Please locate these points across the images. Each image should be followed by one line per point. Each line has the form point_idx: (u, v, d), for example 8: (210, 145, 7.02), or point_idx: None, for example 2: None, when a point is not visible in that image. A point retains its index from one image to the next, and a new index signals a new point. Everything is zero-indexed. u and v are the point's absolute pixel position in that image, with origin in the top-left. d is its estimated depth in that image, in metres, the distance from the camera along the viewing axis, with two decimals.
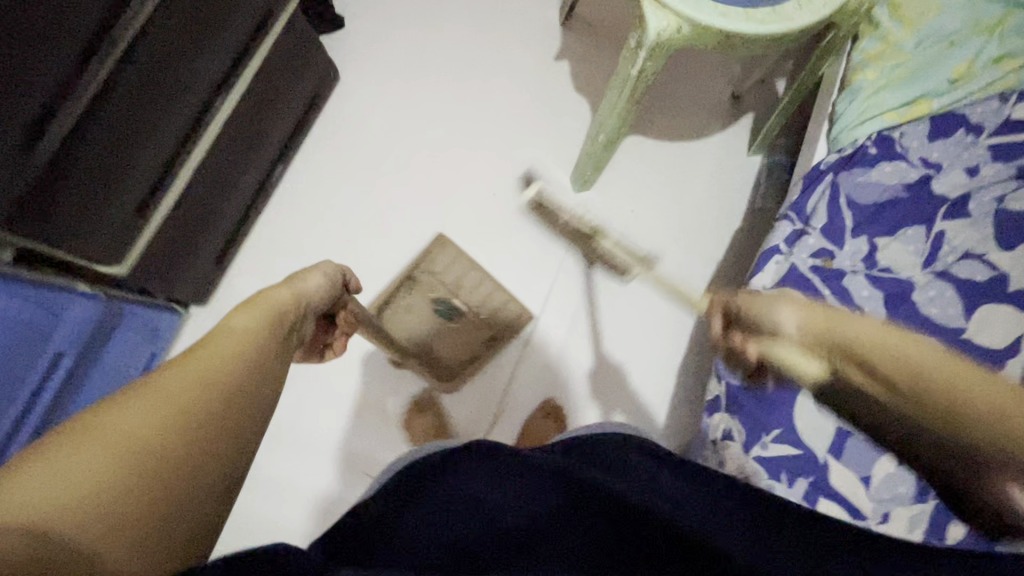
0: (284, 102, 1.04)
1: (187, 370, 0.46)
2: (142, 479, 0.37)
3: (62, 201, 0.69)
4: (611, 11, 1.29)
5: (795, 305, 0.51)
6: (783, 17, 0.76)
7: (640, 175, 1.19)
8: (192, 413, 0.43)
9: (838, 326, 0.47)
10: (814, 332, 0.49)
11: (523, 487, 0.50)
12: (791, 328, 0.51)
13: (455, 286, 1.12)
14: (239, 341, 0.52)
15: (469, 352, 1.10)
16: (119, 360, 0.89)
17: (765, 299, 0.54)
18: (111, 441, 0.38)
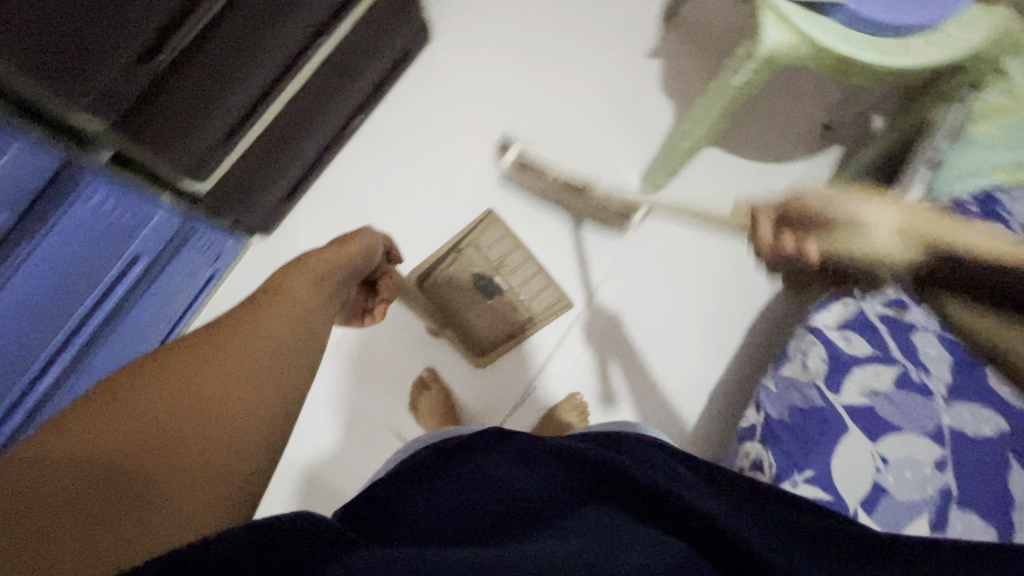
0: (379, 52, 1.05)
1: (191, 357, 0.53)
2: (161, 453, 0.45)
3: (164, 114, 0.73)
4: (715, 16, 1.25)
5: (882, 203, 0.53)
6: (909, 52, 0.72)
7: (716, 189, 1.17)
8: (198, 396, 0.49)
9: (935, 224, 0.50)
10: (910, 231, 0.52)
11: (547, 470, 0.50)
12: (881, 227, 0.53)
13: (498, 263, 1.09)
14: (290, 304, 0.62)
15: (506, 330, 1.11)
16: (179, 273, 0.93)
17: (850, 201, 0.55)
18: (126, 428, 0.45)
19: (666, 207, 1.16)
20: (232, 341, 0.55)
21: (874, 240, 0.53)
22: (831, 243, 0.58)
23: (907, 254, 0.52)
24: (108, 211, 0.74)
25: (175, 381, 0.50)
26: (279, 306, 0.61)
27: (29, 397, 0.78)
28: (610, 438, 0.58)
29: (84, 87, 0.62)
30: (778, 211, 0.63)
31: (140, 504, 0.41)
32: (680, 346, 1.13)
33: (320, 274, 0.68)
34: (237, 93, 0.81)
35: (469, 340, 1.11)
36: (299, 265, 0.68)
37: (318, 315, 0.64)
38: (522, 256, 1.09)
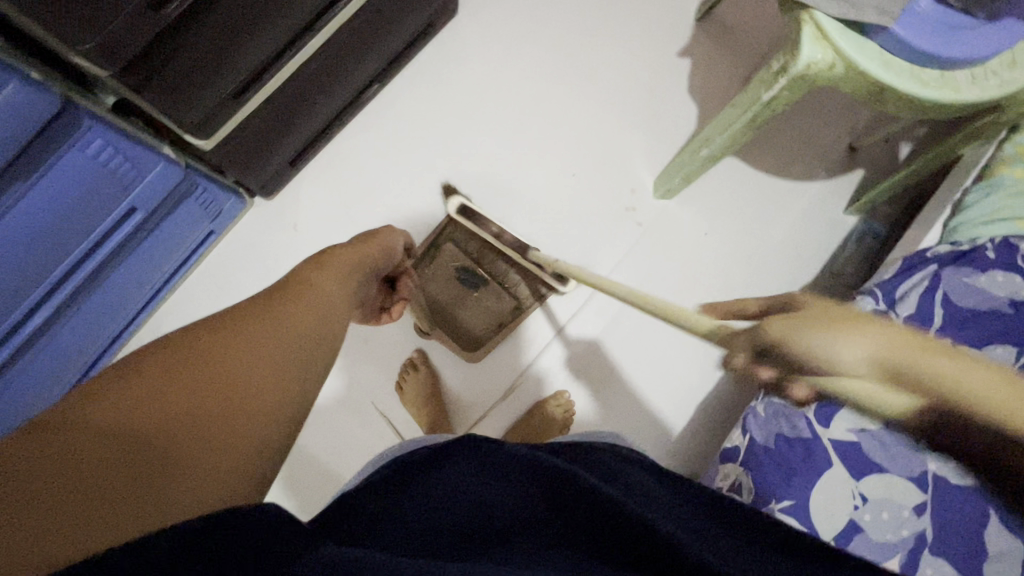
0: (401, 20, 1.01)
1: (206, 338, 0.52)
2: (182, 431, 0.43)
3: (173, 65, 0.71)
4: (750, 21, 1.21)
5: (859, 336, 0.37)
6: (948, 86, 0.69)
7: (727, 199, 1.14)
8: (213, 372, 0.48)
9: (933, 360, 0.36)
10: (890, 365, 0.37)
11: (509, 485, 0.51)
12: (863, 365, 0.38)
13: (478, 255, 1.11)
14: (313, 294, 0.62)
15: (495, 321, 1.11)
16: (178, 226, 0.92)
17: (844, 331, 0.38)
18: (144, 407, 0.44)
19: (676, 213, 1.14)
20: (255, 320, 0.56)
21: (864, 383, 0.39)
22: (865, 398, 0.40)
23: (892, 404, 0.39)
24: (107, 157, 0.71)
25: (201, 354, 0.50)
26: (302, 294, 0.62)
27: (11, 343, 0.77)
28: (575, 448, 0.61)
29: (96, 30, 0.59)
30: (757, 341, 0.41)
31: (167, 485, 0.39)
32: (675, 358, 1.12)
33: (344, 267, 0.69)
34: (249, 51, 0.78)
35: (457, 332, 1.10)
36: (323, 268, 0.67)
37: (341, 305, 0.64)
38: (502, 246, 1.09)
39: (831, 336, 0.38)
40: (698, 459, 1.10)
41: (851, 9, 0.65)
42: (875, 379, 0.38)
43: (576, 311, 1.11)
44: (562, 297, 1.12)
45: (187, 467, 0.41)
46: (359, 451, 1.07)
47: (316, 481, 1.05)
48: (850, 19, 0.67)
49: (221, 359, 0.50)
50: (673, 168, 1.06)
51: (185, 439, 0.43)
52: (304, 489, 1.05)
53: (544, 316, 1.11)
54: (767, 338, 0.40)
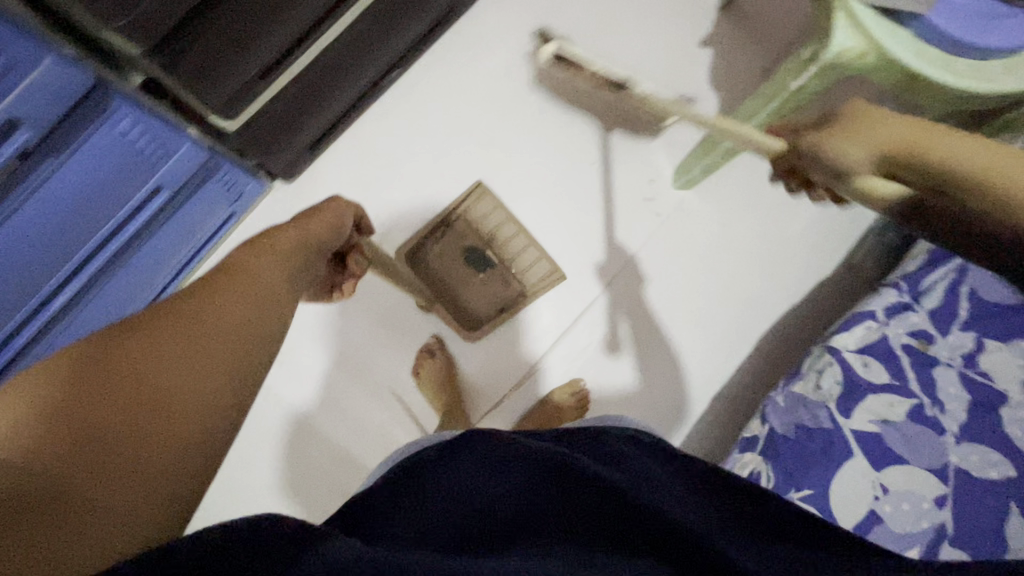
0: (422, 6, 1.01)
1: (146, 340, 0.52)
2: (109, 445, 0.44)
3: (200, 42, 0.70)
4: (773, 12, 1.19)
5: (870, 137, 0.47)
6: (981, 76, 0.68)
7: (747, 192, 1.14)
8: (148, 381, 0.49)
9: (927, 136, 0.44)
10: (889, 154, 0.46)
11: (512, 478, 0.51)
12: (869, 158, 0.47)
13: (490, 237, 1.10)
14: (262, 287, 0.62)
15: (497, 306, 1.10)
16: (199, 209, 0.92)
17: (872, 122, 0.48)
18: (74, 418, 0.45)
19: (694, 204, 1.14)
20: (204, 319, 0.55)
21: (860, 158, 0.48)
22: (839, 153, 0.49)
23: (863, 155, 0.48)
24: (134, 136, 0.72)
25: (138, 358, 0.50)
26: (250, 287, 0.61)
27: (36, 321, 0.78)
28: (588, 434, 0.60)
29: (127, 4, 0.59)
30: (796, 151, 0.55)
31: (88, 504, 0.41)
32: (687, 347, 1.12)
33: (285, 252, 0.68)
34: (274, 34, 0.78)
35: (462, 313, 1.11)
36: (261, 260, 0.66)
37: (284, 295, 0.64)
38: (514, 229, 1.09)
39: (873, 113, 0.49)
40: (711, 451, 1.11)
41: None
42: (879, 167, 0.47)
43: (592, 301, 1.12)
44: (578, 286, 1.12)
45: (110, 486, 0.42)
46: (375, 434, 1.08)
47: (333, 464, 1.06)
48: (884, 6, 0.67)
49: (146, 363, 0.49)
50: (694, 159, 1.05)
51: (108, 456, 0.44)
52: (321, 471, 1.06)
53: (559, 305, 1.12)
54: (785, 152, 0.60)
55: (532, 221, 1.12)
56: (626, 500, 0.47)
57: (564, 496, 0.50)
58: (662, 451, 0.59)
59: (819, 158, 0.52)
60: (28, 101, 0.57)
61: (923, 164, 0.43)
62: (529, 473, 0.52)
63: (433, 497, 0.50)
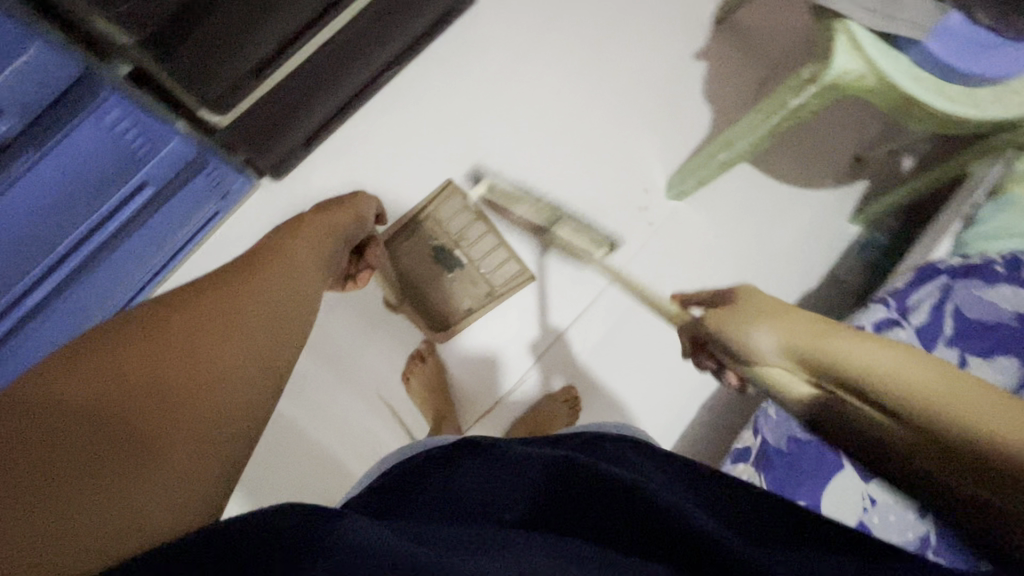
0: (422, 5, 0.99)
1: (208, 301, 0.64)
2: (191, 385, 0.56)
3: (195, 34, 0.68)
4: (768, 28, 1.21)
5: (770, 323, 0.47)
6: (972, 103, 0.71)
7: (736, 206, 1.16)
8: (217, 336, 0.61)
9: (822, 343, 0.43)
10: (796, 350, 0.45)
11: (512, 476, 0.52)
12: (770, 351, 0.47)
13: (458, 236, 1.09)
14: (291, 272, 0.74)
15: (465, 306, 1.09)
16: (184, 205, 0.88)
17: (744, 313, 0.49)
18: (163, 357, 0.56)
19: (686, 214, 1.15)
20: (250, 293, 0.67)
21: (768, 355, 0.47)
22: (749, 348, 0.48)
23: (772, 348, 0.46)
24: (119, 128, 0.68)
25: (201, 319, 0.62)
26: (280, 271, 0.72)
27: (11, 315, 0.74)
28: (591, 439, 0.60)
29: None
30: (693, 331, 0.57)
31: (180, 429, 0.52)
32: (673, 354, 1.14)
33: (319, 240, 0.80)
34: (272, 29, 0.76)
35: (430, 313, 1.09)
36: (259, 276, 0.70)
37: (313, 282, 0.76)
38: (484, 229, 1.09)
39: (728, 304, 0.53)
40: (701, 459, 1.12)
41: (887, 22, 0.67)
42: (798, 365, 0.45)
43: (584, 308, 1.13)
44: (572, 294, 1.12)
45: (192, 420, 0.53)
46: (363, 440, 1.06)
47: (318, 470, 1.04)
48: (885, 31, 0.69)
49: (210, 322, 0.61)
50: (687, 172, 1.07)
51: (190, 394, 0.55)
52: (306, 478, 1.03)
53: (553, 312, 1.12)
54: (693, 328, 0.56)
55: (527, 227, 1.12)
56: (623, 490, 0.47)
57: (557, 496, 0.50)
58: (664, 454, 0.58)
59: (718, 338, 0.51)
60: (13, 91, 0.54)
61: (832, 367, 0.42)
62: (527, 474, 0.52)
63: (430, 499, 0.52)
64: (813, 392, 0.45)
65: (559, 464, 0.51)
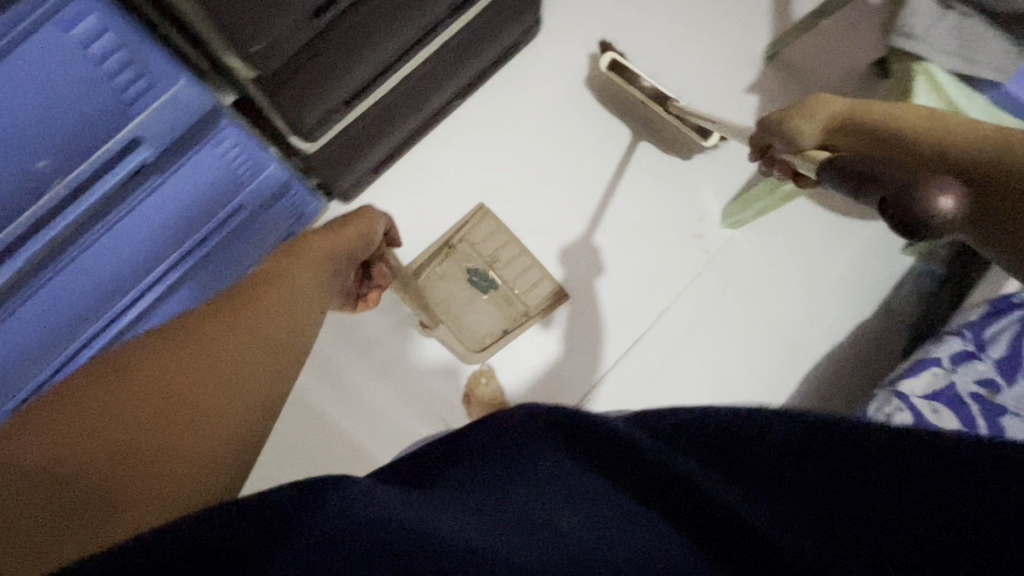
0: (492, 40, 1.02)
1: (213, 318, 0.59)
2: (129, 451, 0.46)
3: (303, 69, 0.72)
4: (818, 61, 1.24)
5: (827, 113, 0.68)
6: None
7: (790, 235, 1.18)
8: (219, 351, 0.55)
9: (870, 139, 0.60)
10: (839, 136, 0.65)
11: (559, 476, 0.38)
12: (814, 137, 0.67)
13: (492, 257, 1.13)
14: (292, 291, 0.67)
15: (501, 325, 1.13)
16: (266, 226, 0.91)
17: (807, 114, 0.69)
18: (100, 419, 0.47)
19: (740, 244, 1.17)
20: (249, 316, 0.60)
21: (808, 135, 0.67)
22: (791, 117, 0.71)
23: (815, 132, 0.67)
24: (226, 155, 0.70)
25: (204, 339, 0.55)
26: (280, 291, 0.66)
27: (103, 337, 0.77)
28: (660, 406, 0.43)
29: (257, 36, 0.60)
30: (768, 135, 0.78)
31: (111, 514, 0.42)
32: (726, 382, 1.14)
33: (317, 262, 0.74)
34: (367, 63, 0.80)
35: (467, 333, 1.12)
36: (255, 309, 0.61)
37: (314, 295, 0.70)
38: (516, 250, 1.12)
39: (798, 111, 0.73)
40: None
41: (964, 64, 0.71)
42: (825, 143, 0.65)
43: (641, 335, 1.14)
44: (629, 321, 1.15)
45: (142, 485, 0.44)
46: None
47: None
48: (965, 74, 0.72)
49: (158, 376, 0.51)
50: (746, 201, 1.11)
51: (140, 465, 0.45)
52: None
53: (610, 338, 1.14)
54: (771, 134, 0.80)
55: (584, 254, 1.15)
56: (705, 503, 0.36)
57: (626, 485, 0.38)
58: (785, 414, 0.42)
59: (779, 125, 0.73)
60: (150, 122, 0.58)
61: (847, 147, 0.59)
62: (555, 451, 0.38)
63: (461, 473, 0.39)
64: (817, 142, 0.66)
65: (594, 433, 0.38)
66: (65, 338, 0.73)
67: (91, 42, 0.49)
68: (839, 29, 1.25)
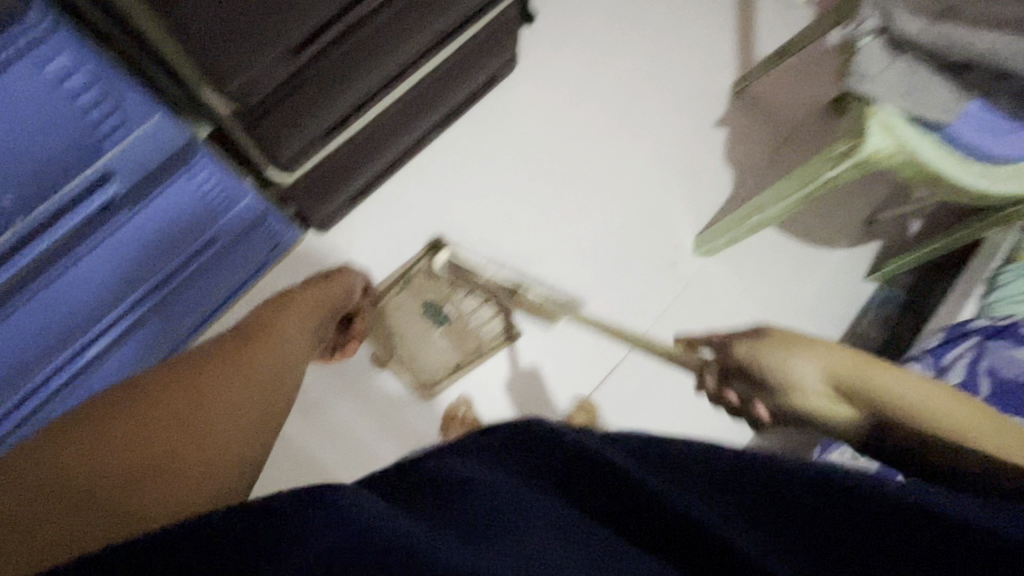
0: (468, 74, 1.04)
1: (222, 351, 0.68)
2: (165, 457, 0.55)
3: (281, 104, 0.73)
4: (782, 99, 1.31)
5: (806, 359, 0.49)
6: (993, 178, 0.77)
7: (757, 265, 1.21)
8: (227, 378, 0.64)
9: (866, 375, 0.45)
10: (838, 380, 0.47)
11: (519, 494, 0.35)
12: (813, 380, 0.48)
13: (447, 291, 1.15)
14: (284, 330, 0.75)
15: (455, 360, 1.12)
16: (242, 256, 0.92)
17: (778, 351, 0.51)
18: (132, 430, 0.55)
19: (713, 273, 1.20)
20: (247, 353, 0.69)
21: (812, 396, 0.48)
22: (781, 367, 0.50)
23: (841, 420, 0.47)
24: (201, 187, 0.70)
25: (215, 370, 0.65)
26: (273, 333, 0.73)
27: (67, 368, 0.78)
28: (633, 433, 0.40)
29: (236, 71, 0.61)
30: (724, 364, 0.59)
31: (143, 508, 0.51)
32: (697, 408, 1.17)
33: (303, 310, 0.79)
34: (345, 97, 0.81)
35: (420, 367, 1.12)
36: (254, 346, 0.70)
37: (302, 340, 0.76)
38: (472, 283, 1.15)
39: (744, 339, 0.56)
40: None
41: (913, 106, 0.75)
42: (833, 395, 0.47)
43: (618, 363, 1.15)
44: (607, 348, 1.15)
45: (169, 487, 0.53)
46: None
47: None
48: (914, 115, 0.77)
49: (179, 397, 0.60)
50: (716, 231, 1.14)
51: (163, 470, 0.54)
52: None
53: (587, 366, 1.14)
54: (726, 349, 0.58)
55: (559, 283, 1.16)
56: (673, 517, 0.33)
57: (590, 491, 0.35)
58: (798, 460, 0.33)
59: (751, 367, 0.54)
60: (123, 157, 0.58)
61: (874, 395, 0.44)
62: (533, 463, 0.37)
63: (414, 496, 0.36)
64: (854, 416, 0.46)
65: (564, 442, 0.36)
66: (27, 371, 0.72)
67: (63, 79, 0.49)
68: (802, 69, 1.32)
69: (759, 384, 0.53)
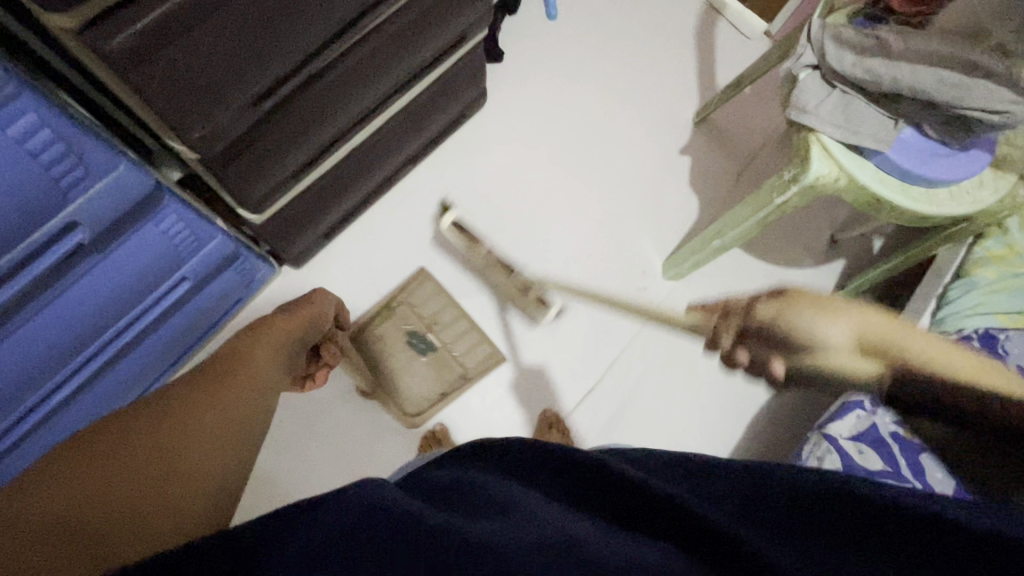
0: (436, 112, 1.08)
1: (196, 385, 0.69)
2: (142, 487, 0.55)
3: (247, 150, 0.76)
4: (742, 126, 1.36)
5: (840, 315, 0.44)
6: (930, 202, 0.83)
7: (727, 285, 1.24)
8: (202, 413, 0.65)
9: (896, 334, 0.43)
10: (866, 337, 0.44)
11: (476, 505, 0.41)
12: (842, 339, 0.44)
13: (430, 320, 1.14)
14: (259, 366, 0.76)
15: (438, 390, 1.12)
16: (215, 293, 0.93)
17: (808, 306, 0.46)
18: (105, 459, 0.55)
19: (684, 295, 1.23)
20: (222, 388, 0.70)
21: (836, 355, 0.44)
22: (802, 323, 0.46)
23: (867, 372, 0.43)
24: (172, 229, 0.73)
25: (192, 403, 0.66)
26: (249, 371, 0.75)
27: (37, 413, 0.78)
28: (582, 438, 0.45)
29: (198, 122, 0.64)
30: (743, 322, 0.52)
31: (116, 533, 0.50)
32: (677, 429, 1.18)
33: (275, 341, 0.81)
34: (311, 139, 0.84)
35: (401, 398, 1.12)
36: (230, 382, 0.72)
37: (274, 380, 0.78)
38: (449, 312, 1.15)
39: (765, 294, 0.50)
40: None
41: (851, 135, 0.80)
42: (855, 349, 0.44)
43: (592, 387, 1.17)
44: (582, 373, 1.17)
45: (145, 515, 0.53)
46: None
47: None
48: (853, 143, 0.81)
49: (152, 429, 0.60)
50: (683, 255, 1.16)
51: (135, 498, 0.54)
52: None
53: (564, 391, 1.16)
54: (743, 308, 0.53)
55: None
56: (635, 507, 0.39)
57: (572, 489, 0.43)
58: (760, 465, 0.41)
59: (773, 323, 0.48)
60: (89, 206, 0.61)
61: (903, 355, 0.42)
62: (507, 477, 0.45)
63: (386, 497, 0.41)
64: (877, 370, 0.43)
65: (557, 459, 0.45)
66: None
67: (27, 138, 0.51)
68: (760, 98, 1.38)
69: (778, 342, 0.48)
